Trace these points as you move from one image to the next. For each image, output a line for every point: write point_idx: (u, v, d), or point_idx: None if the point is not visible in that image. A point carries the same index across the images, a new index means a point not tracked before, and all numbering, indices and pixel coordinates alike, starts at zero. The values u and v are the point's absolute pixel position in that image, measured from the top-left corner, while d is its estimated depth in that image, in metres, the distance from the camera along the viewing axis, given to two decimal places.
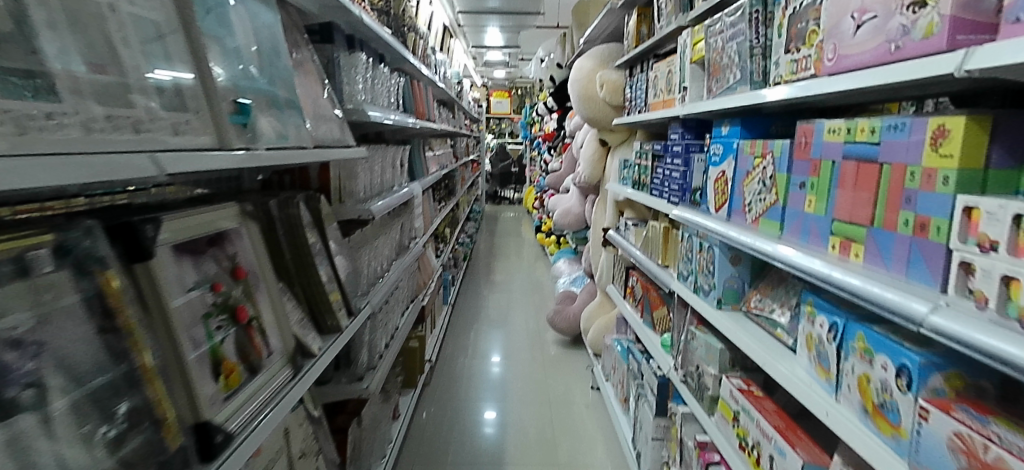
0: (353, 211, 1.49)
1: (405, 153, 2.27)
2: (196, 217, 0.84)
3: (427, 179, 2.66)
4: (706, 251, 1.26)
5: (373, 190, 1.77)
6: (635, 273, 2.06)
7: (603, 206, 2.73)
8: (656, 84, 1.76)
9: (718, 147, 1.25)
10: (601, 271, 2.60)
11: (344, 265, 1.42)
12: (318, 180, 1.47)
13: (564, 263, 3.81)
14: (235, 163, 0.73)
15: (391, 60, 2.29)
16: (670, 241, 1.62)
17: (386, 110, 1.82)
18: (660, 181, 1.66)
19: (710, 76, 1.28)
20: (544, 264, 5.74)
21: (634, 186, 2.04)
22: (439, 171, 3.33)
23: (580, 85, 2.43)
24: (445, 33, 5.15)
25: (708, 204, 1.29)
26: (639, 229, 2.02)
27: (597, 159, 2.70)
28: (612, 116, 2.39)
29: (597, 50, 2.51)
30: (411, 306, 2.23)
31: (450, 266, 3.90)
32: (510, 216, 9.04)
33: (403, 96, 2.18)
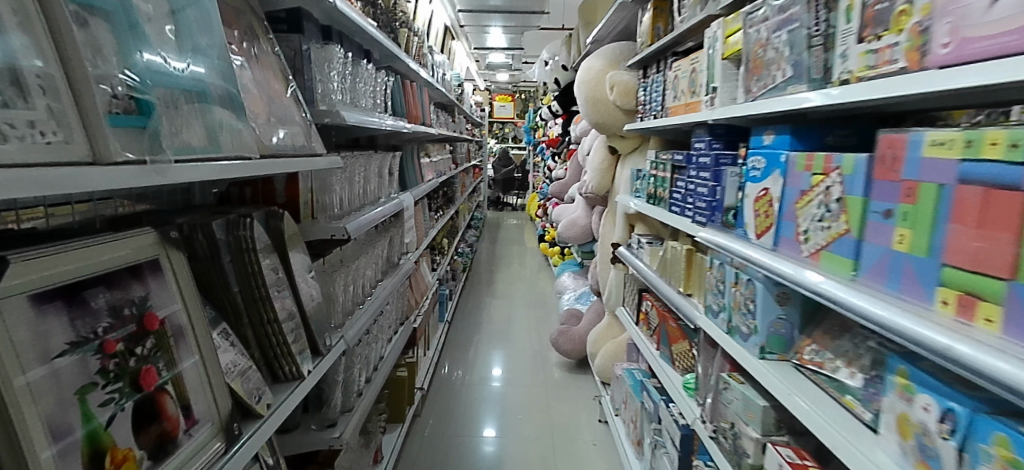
0: (325, 230, 1.28)
1: (395, 160, 2.07)
2: (82, 251, 0.63)
3: (420, 188, 2.45)
4: (745, 286, 1.05)
5: (353, 203, 1.56)
6: (651, 297, 1.84)
7: (612, 219, 2.51)
8: (675, 86, 1.55)
9: (760, 160, 1.03)
10: (610, 291, 2.38)
11: (313, 294, 1.21)
12: (285, 194, 1.27)
13: (568, 276, 3.59)
14: (114, 182, 0.53)
15: (380, 59, 2.09)
16: (693, 267, 1.41)
17: (370, 113, 1.62)
18: (681, 196, 1.45)
19: (747, 74, 1.07)
20: (547, 275, 5.52)
21: (649, 199, 1.83)
22: (435, 179, 3.13)
23: (588, 87, 2.22)
24: (446, 34, 4.97)
25: (747, 228, 1.07)
26: (655, 248, 1.80)
27: (606, 169, 2.49)
28: (623, 121, 2.18)
29: (608, 47, 2.30)
30: (400, 331, 2.01)
31: (448, 279, 3.69)
32: (513, 223, 8.83)
33: (392, 98, 1.98)
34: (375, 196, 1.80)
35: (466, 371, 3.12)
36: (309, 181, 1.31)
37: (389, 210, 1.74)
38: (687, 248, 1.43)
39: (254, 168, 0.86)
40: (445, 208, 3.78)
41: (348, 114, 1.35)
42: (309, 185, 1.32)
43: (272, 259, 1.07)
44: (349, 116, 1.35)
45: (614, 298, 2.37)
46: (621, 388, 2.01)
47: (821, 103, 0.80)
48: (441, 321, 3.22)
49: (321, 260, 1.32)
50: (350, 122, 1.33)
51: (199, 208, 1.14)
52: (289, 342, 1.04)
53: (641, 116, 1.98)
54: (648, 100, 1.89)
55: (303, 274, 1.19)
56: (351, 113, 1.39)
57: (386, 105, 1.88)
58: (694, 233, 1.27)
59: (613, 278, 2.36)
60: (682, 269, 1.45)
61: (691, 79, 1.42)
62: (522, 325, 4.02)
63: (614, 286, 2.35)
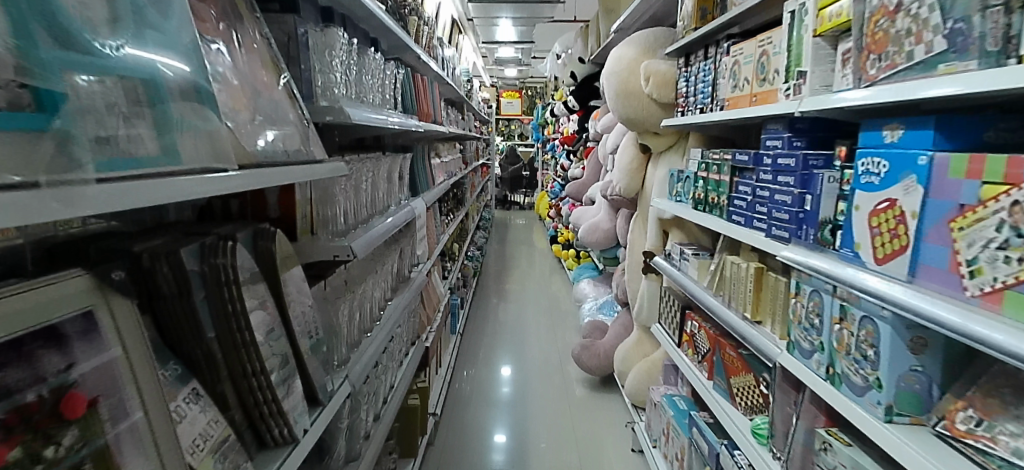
0: (327, 250, 1.06)
1: (405, 162, 1.85)
2: None
3: (432, 193, 2.23)
4: (857, 326, 0.83)
5: (360, 214, 1.34)
6: (698, 317, 1.63)
7: (642, 224, 2.29)
8: (736, 73, 1.32)
9: (879, 162, 0.81)
10: (642, 304, 2.16)
11: (310, 329, 1.00)
12: (278, 207, 1.06)
13: (587, 283, 3.36)
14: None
15: (388, 49, 1.87)
16: (764, 289, 1.19)
17: (379, 110, 1.40)
18: (750, 204, 1.23)
19: (862, 52, 0.84)
20: (560, 278, 5.30)
21: (696, 205, 1.60)
22: (446, 180, 2.91)
23: (620, 78, 1.99)
24: (454, 27, 4.74)
25: (859, 249, 0.85)
26: (703, 260, 1.58)
27: (636, 169, 2.26)
28: (659, 116, 1.95)
29: (641, 33, 2.06)
30: (411, 354, 1.80)
31: (459, 286, 3.48)
32: (521, 223, 8.62)
33: (402, 92, 1.76)
34: (384, 204, 1.58)
35: (480, 384, 2.93)
36: (305, 190, 1.09)
37: (400, 219, 1.52)
38: (755, 266, 1.21)
39: (230, 183, 0.63)
40: (456, 210, 3.56)
41: (352, 111, 1.13)
42: (306, 196, 1.10)
43: (259, 291, 0.85)
44: (354, 114, 1.13)
45: (647, 312, 2.15)
46: (660, 417, 1.79)
47: (976, 88, 0.57)
48: (453, 333, 3.01)
49: (322, 284, 1.11)
50: (355, 120, 1.11)
51: (175, 224, 0.93)
52: (279, 397, 0.83)
53: (682, 110, 1.75)
54: (693, 92, 1.66)
55: (298, 306, 0.97)
56: (357, 110, 1.17)
57: (395, 101, 1.65)
58: (776, 252, 1.05)
59: (645, 290, 2.14)
60: (750, 291, 1.23)
61: (761, 64, 1.19)
62: (536, 333, 3.80)
63: (647, 299, 2.14)
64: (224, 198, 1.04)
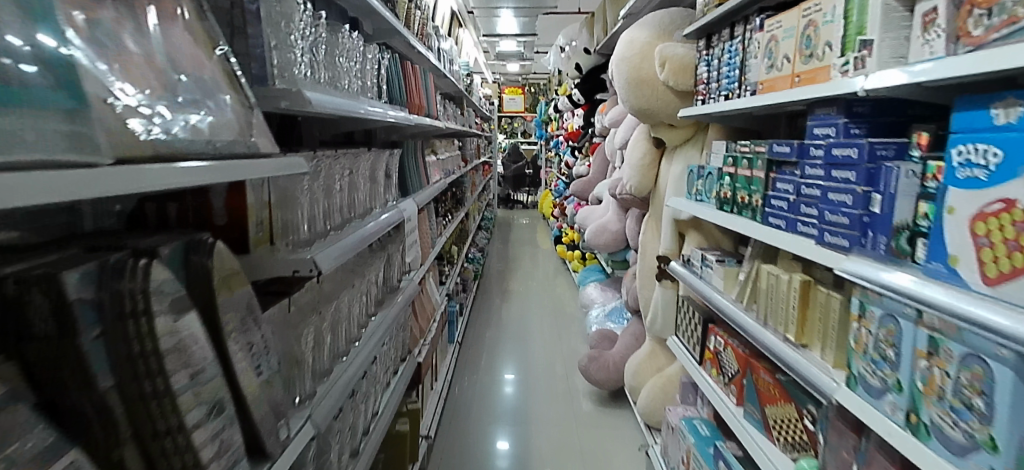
0: (285, 264, 0.88)
1: (393, 159, 1.66)
2: None
3: (426, 193, 2.04)
4: (957, 365, 0.63)
5: (334, 219, 1.15)
6: (723, 333, 1.44)
7: (655, 227, 2.11)
8: (773, 51, 1.13)
9: (987, 149, 0.61)
10: (656, 314, 2.00)
11: (260, 363, 0.81)
12: (226, 213, 0.87)
13: (594, 287, 3.16)
14: None
15: (373, 34, 1.68)
16: (812, 307, 1.01)
17: (357, 99, 1.21)
18: (795, 204, 1.04)
19: (961, 7, 0.64)
20: (564, 280, 5.09)
21: (721, 206, 1.42)
22: (443, 179, 2.72)
23: (631, 64, 1.79)
24: (453, 19, 4.54)
25: (958, 265, 0.65)
26: (730, 268, 1.40)
27: (648, 166, 2.07)
28: (675, 106, 1.76)
29: (655, 15, 1.87)
30: (400, 373, 1.61)
31: (459, 292, 3.29)
32: (524, 222, 8.43)
33: (388, 81, 1.57)
34: (365, 206, 1.39)
35: (481, 394, 2.76)
36: (260, 192, 0.91)
37: (385, 225, 1.34)
38: (800, 278, 1.03)
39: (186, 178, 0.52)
40: (454, 210, 3.37)
41: (318, 96, 0.95)
42: (263, 198, 0.91)
43: (186, 322, 0.66)
44: (319, 99, 0.94)
45: (662, 323, 1.99)
46: (678, 444, 1.60)
47: None
48: (452, 342, 2.83)
49: (283, 304, 0.93)
50: (321, 107, 0.93)
51: (90, 234, 0.74)
52: (204, 460, 0.64)
53: (703, 98, 1.57)
54: (717, 77, 1.47)
55: (243, 335, 0.78)
56: (325, 96, 0.99)
57: (378, 90, 1.46)
58: (833, 264, 0.86)
59: (659, 298, 1.97)
60: (793, 308, 1.04)
61: (807, 38, 1.00)
62: (540, 339, 3.61)
63: (662, 308, 1.97)
64: (160, 201, 0.85)
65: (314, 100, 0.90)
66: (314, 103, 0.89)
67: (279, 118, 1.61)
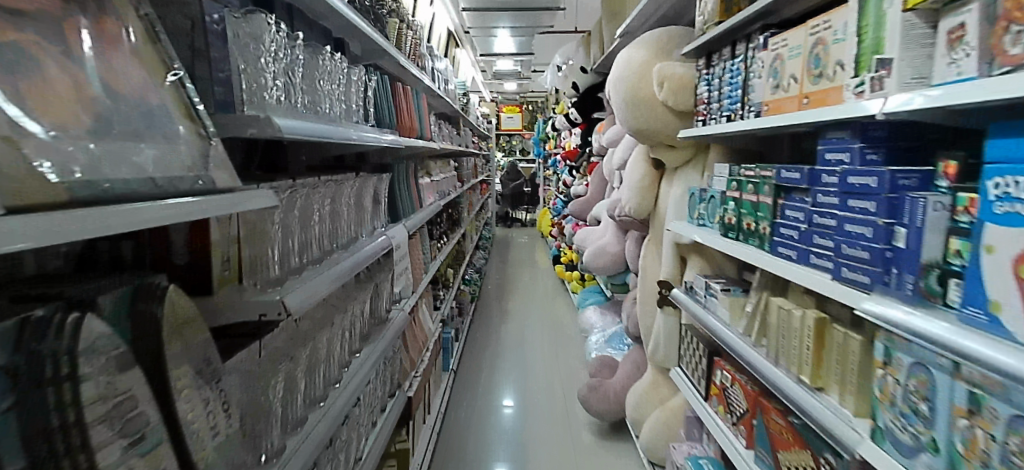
0: (251, 306, 0.80)
1: (382, 184, 1.59)
2: None
3: (418, 217, 1.97)
4: (1003, 428, 0.55)
5: (313, 251, 1.07)
6: (730, 367, 1.36)
7: (655, 251, 2.04)
8: (779, 70, 1.08)
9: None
10: (657, 342, 1.92)
11: (217, 421, 0.72)
12: (186, 252, 0.79)
13: (594, 311, 3.07)
14: None
15: (361, 54, 1.63)
16: (827, 346, 0.93)
17: (340, 123, 1.14)
18: (807, 234, 0.97)
19: (995, 23, 0.58)
20: (563, 300, 4.99)
21: (725, 232, 1.34)
22: (437, 201, 2.65)
23: (629, 84, 1.74)
24: (448, 39, 4.54)
25: (998, 311, 0.57)
26: (736, 298, 1.32)
27: (647, 187, 2.01)
28: (675, 127, 1.71)
29: (652, 34, 1.82)
30: (388, 411, 1.51)
31: (454, 316, 3.20)
32: (523, 240, 8.36)
33: (376, 103, 1.51)
34: (349, 235, 1.31)
35: (477, 423, 2.66)
36: (226, 227, 0.83)
37: (371, 256, 1.27)
38: (815, 315, 0.95)
39: (91, 216, 0.40)
40: (450, 232, 3.29)
41: (295, 123, 0.88)
42: (231, 234, 0.84)
43: (125, 382, 0.58)
44: (295, 126, 0.88)
45: (665, 351, 1.91)
46: None
47: None
48: (446, 370, 2.72)
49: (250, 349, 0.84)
50: (298, 134, 0.86)
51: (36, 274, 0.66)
52: None
53: (704, 119, 1.52)
54: (719, 97, 1.42)
55: (198, 391, 0.69)
56: (303, 122, 0.93)
57: (365, 112, 1.40)
58: (854, 303, 0.78)
59: (661, 325, 1.90)
60: (808, 346, 0.97)
61: (817, 56, 0.95)
62: (539, 362, 3.50)
63: (664, 335, 1.90)
64: (113, 239, 0.76)
65: (289, 127, 0.84)
66: (288, 130, 0.83)
67: (265, 142, 1.53)
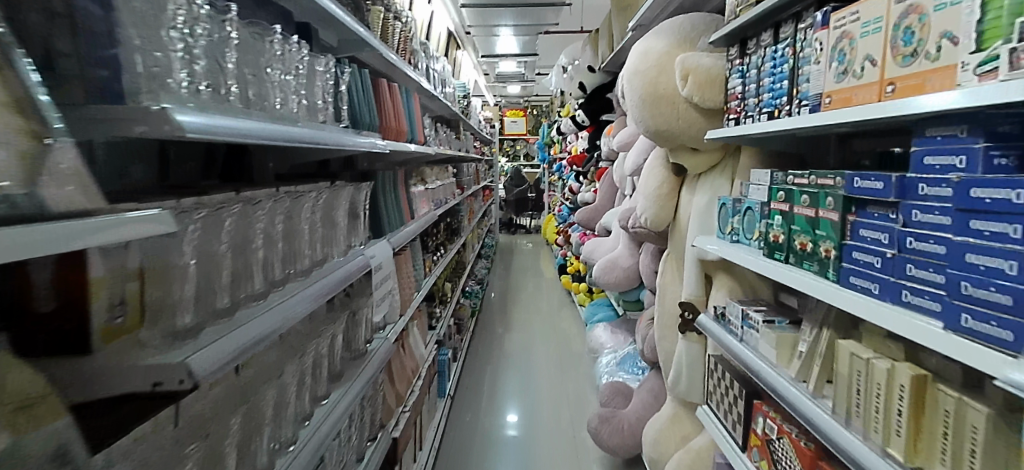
0: (139, 373, 0.56)
1: (362, 194, 1.36)
2: None
3: (406, 232, 1.74)
4: None
5: (257, 283, 0.85)
6: (776, 415, 1.12)
7: (676, 268, 1.81)
8: (846, 52, 0.85)
9: None
10: (679, 371, 1.69)
11: None
12: (55, 296, 0.55)
13: (604, 329, 2.83)
14: None
15: (338, 45, 1.41)
16: (929, 409, 0.68)
17: (297, 122, 0.92)
18: (897, 262, 0.73)
19: None
20: (569, 313, 4.74)
21: (769, 252, 1.12)
22: (432, 212, 2.43)
23: (646, 79, 1.51)
24: (447, 39, 4.32)
25: None
26: (782, 332, 1.09)
27: (666, 196, 1.78)
28: (701, 126, 1.48)
29: (671, 21, 1.59)
30: (366, 461, 1.28)
31: (453, 334, 2.97)
32: (527, 248, 8.14)
33: (355, 100, 1.29)
34: (315, 257, 1.09)
35: (477, 449, 2.45)
36: (116, 260, 0.59)
37: (342, 285, 1.06)
38: (910, 371, 0.71)
39: None
40: (448, 243, 3.06)
41: (224, 121, 0.67)
42: (125, 269, 0.60)
43: None
44: (226, 126, 0.67)
45: (688, 382, 1.67)
46: None
47: None
48: (442, 396, 2.49)
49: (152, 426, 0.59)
50: (225, 135, 0.65)
51: None
52: None
53: (737, 117, 1.30)
54: (757, 91, 1.20)
55: None
56: (239, 120, 0.71)
57: (338, 111, 1.18)
58: (990, 370, 0.52)
59: (683, 352, 1.67)
60: (901, 411, 0.72)
61: (908, 29, 0.72)
62: (545, 382, 3.26)
63: (687, 364, 1.67)
64: None
65: (212, 126, 0.62)
66: (210, 131, 0.62)
67: (226, 151, 1.36)
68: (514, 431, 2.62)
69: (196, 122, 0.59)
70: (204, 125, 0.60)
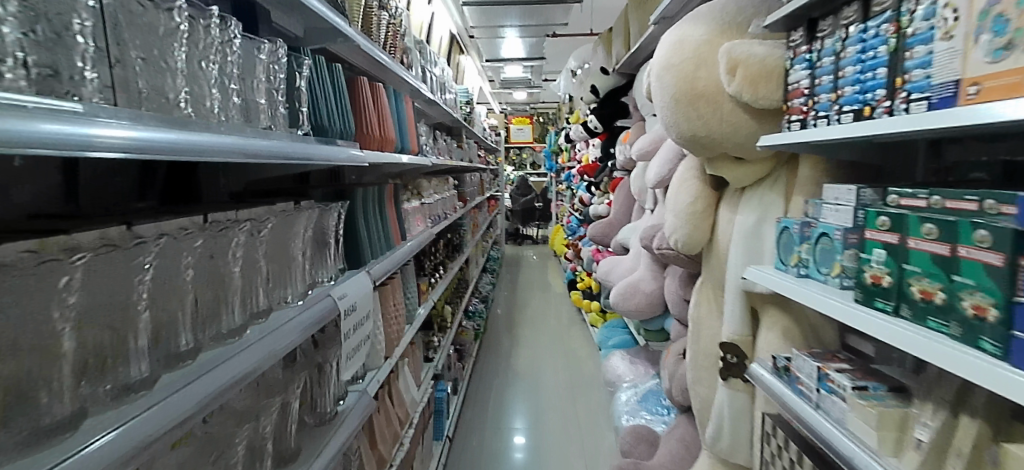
0: None
1: (332, 218, 1.09)
2: None
3: (394, 258, 1.48)
4: None
5: (141, 366, 0.54)
6: None
7: (714, 299, 1.54)
8: (1009, 15, 0.56)
9: None
10: (721, 425, 1.40)
11: None
12: None
13: (621, 358, 2.55)
14: None
15: (304, 36, 1.15)
16: None
17: (222, 130, 0.64)
18: None
19: None
20: (579, 331, 4.45)
21: (864, 297, 0.85)
22: (428, 230, 2.16)
23: (680, 74, 1.25)
24: (448, 43, 4.08)
25: None
26: (885, 409, 0.80)
27: (701, 214, 1.50)
28: (750, 131, 1.20)
29: (712, 5, 1.33)
30: None
31: (453, 362, 2.70)
32: (534, 259, 7.87)
33: (327, 101, 1.03)
34: (259, 306, 0.81)
35: None
36: None
37: (290, 343, 0.77)
38: None
39: None
40: (449, 262, 2.79)
41: (166, 133, 0.48)
42: None
43: None
44: (161, 138, 0.47)
45: (731, 439, 1.38)
46: None
47: None
48: (439, 438, 2.22)
49: None
50: (161, 153, 0.46)
51: None
52: None
53: (804, 119, 1.04)
54: (834, 85, 0.94)
55: None
56: (188, 132, 0.52)
57: (295, 113, 0.91)
58: None
59: (725, 402, 1.39)
60: None
61: None
62: (555, 410, 2.99)
63: (730, 418, 1.38)
64: None
65: (144, 140, 0.44)
66: (141, 148, 0.43)
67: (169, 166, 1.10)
68: (521, 455, 2.48)
69: (120, 136, 0.40)
70: (130, 141, 0.41)
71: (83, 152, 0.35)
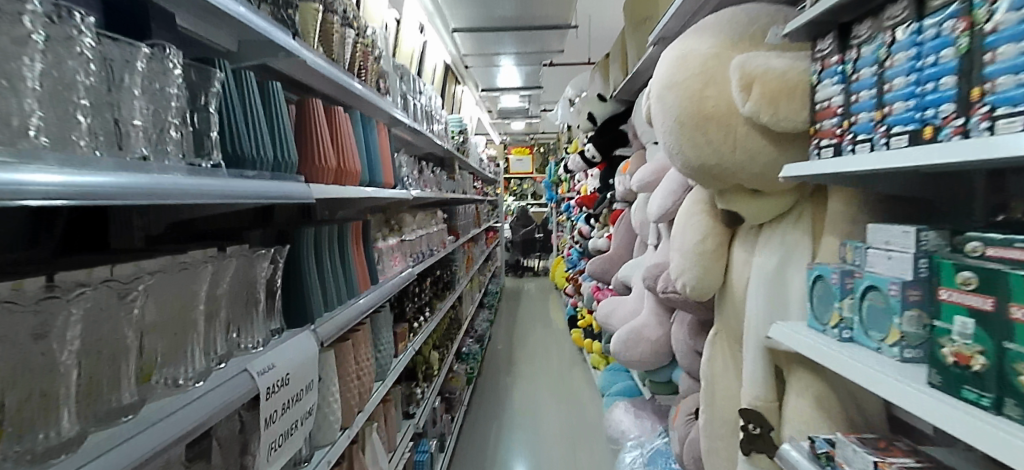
0: None
1: (261, 267, 0.89)
2: None
3: (357, 307, 1.28)
4: None
5: None
6: None
7: (730, 353, 1.31)
8: None
9: None
10: None
11: None
12: None
13: (624, 411, 2.29)
14: None
15: (241, 51, 0.98)
16: None
17: (34, 158, 0.41)
18: None
19: None
20: (581, 371, 4.18)
21: (944, 381, 0.63)
22: (408, 269, 1.96)
23: (686, 93, 1.07)
24: (442, 72, 3.98)
25: None
26: None
27: (712, 254, 1.29)
28: (770, 158, 1.01)
29: (719, 15, 1.16)
30: None
31: (438, 414, 2.44)
32: (534, 292, 7.63)
33: (258, 125, 0.85)
34: (109, 406, 0.57)
35: None
36: None
37: (158, 448, 0.54)
38: None
39: None
40: (436, 302, 2.57)
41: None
42: None
43: None
44: (105, 184, 0.45)
45: None
46: None
47: None
48: None
49: None
50: (110, 198, 0.44)
51: None
52: None
53: (841, 143, 0.84)
54: (881, 101, 0.75)
55: None
56: None
57: (199, 138, 0.72)
58: None
59: None
60: None
61: None
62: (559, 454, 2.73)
63: None
64: None
65: (87, 186, 0.42)
66: (82, 192, 0.41)
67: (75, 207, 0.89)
68: None
69: (58, 180, 0.39)
70: (71, 185, 0.40)
71: (13, 201, 0.34)
